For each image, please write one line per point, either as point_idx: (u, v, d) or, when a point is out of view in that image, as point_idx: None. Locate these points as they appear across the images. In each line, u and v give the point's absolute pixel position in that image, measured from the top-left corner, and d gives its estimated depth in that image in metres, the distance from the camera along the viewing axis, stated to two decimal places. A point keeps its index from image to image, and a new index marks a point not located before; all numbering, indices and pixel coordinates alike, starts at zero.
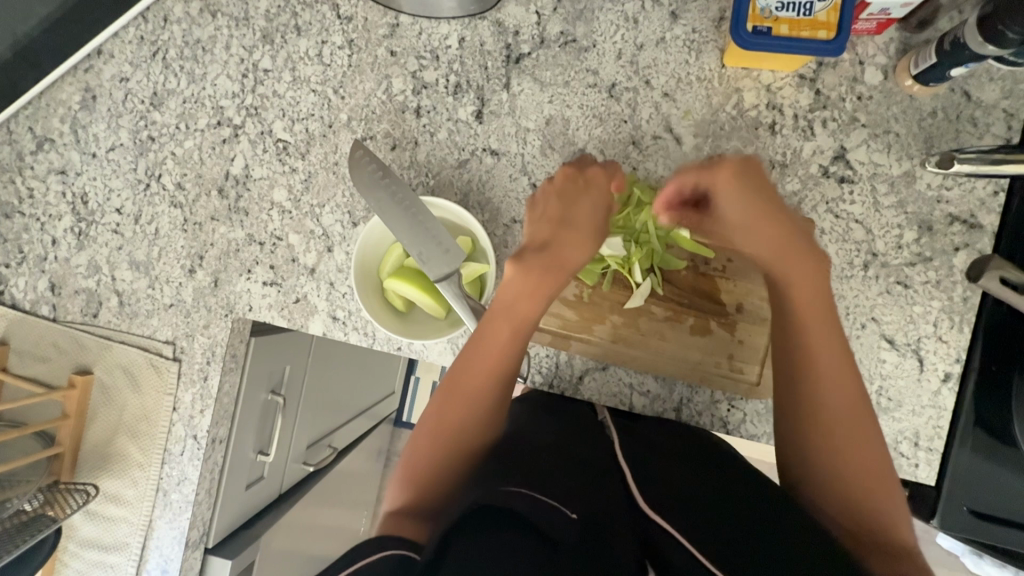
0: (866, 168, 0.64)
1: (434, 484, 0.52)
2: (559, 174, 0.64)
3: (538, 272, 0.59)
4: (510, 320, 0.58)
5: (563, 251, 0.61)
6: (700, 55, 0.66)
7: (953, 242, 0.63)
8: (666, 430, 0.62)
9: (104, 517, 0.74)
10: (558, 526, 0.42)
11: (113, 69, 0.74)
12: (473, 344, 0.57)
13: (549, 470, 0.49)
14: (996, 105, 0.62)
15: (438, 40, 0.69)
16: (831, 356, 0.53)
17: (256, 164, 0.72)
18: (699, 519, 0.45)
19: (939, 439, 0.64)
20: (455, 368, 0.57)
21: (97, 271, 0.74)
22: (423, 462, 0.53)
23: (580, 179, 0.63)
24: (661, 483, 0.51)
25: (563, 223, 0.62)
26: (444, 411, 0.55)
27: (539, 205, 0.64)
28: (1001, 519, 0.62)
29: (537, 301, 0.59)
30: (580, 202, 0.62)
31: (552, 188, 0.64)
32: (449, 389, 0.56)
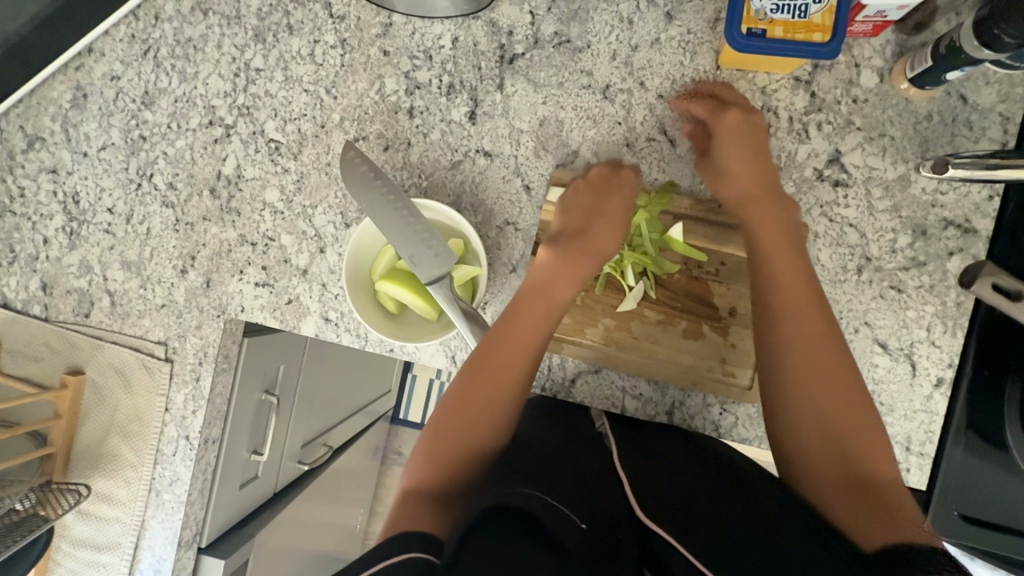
0: (861, 172, 0.64)
1: (449, 465, 0.52)
2: (594, 169, 0.65)
3: (572, 257, 0.62)
4: (542, 302, 0.59)
5: (598, 240, 0.63)
6: (695, 56, 0.65)
7: (947, 246, 0.63)
8: (662, 436, 0.61)
9: (96, 517, 0.74)
10: (566, 534, 0.44)
11: (104, 67, 0.74)
12: (502, 324, 0.57)
13: (552, 478, 0.52)
14: (992, 109, 0.62)
15: (431, 40, 0.69)
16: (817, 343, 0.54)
17: (248, 164, 0.72)
18: (697, 525, 0.46)
19: (931, 444, 0.63)
20: (484, 347, 0.56)
21: (89, 271, 0.74)
22: (445, 442, 0.53)
23: (615, 174, 0.64)
24: (660, 492, 0.51)
25: (598, 213, 0.63)
26: (467, 390, 0.54)
27: (570, 199, 0.65)
28: (987, 522, 0.63)
29: (571, 283, 0.61)
30: (614, 199, 0.64)
31: (587, 182, 0.65)
32: (474, 367, 0.55)
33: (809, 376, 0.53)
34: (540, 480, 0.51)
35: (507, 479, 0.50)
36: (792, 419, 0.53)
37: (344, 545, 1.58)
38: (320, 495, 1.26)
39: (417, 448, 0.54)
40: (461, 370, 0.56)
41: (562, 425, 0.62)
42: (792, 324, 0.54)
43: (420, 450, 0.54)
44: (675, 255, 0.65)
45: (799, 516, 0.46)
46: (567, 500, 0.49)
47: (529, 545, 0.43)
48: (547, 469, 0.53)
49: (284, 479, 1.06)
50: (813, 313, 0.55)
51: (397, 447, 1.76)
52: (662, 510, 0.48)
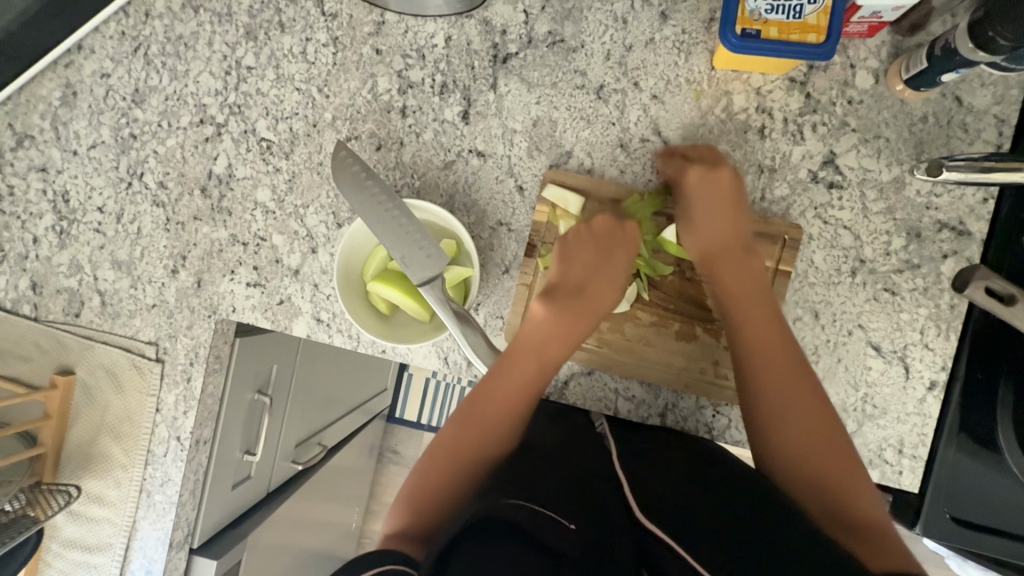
0: (855, 174, 0.63)
1: (442, 498, 0.55)
2: (597, 220, 0.64)
3: (568, 318, 0.61)
4: (532, 364, 0.59)
5: (595, 298, 0.62)
6: (690, 56, 0.65)
7: (941, 249, 0.63)
8: (662, 437, 0.62)
9: (87, 518, 0.74)
10: (559, 538, 0.44)
11: (94, 65, 0.73)
12: (488, 383, 0.59)
13: (545, 479, 0.52)
14: (987, 111, 0.61)
15: (424, 39, 0.68)
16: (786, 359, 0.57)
17: (239, 164, 0.71)
18: (692, 529, 0.47)
19: (923, 447, 0.63)
20: (468, 407, 0.58)
21: (79, 270, 0.73)
22: (425, 496, 0.55)
23: (618, 228, 0.63)
24: (657, 496, 0.52)
25: (597, 271, 0.62)
26: (454, 443, 0.57)
27: (570, 247, 0.63)
28: (981, 526, 0.62)
29: (565, 347, 0.60)
30: (615, 253, 0.62)
31: (590, 233, 0.63)
32: (459, 423, 0.58)
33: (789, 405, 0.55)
34: (532, 481, 0.51)
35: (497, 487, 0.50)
36: (774, 446, 0.55)
37: (339, 543, 1.58)
38: (316, 494, 1.26)
39: (399, 493, 0.56)
40: (449, 424, 0.59)
41: (559, 432, 0.63)
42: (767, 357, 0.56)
43: (404, 493, 0.56)
44: (669, 257, 0.65)
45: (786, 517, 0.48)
46: (561, 501, 0.49)
47: (517, 547, 0.43)
48: (543, 471, 0.53)
49: (278, 479, 1.06)
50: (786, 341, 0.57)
51: (393, 446, 1.76)
52: (661, 515, 0.49)
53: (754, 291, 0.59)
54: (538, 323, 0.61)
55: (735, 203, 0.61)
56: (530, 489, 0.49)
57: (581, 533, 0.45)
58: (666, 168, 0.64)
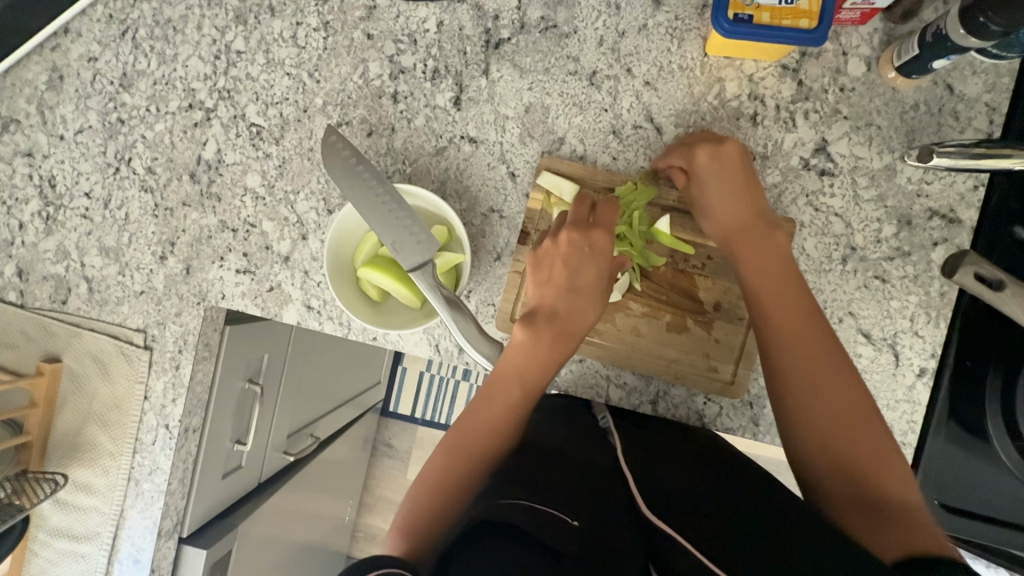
0: (847, 161, 0.63)
1: (435, 514, 0.53)
2: (561, 237, 0.60)
3: (548, 341, 0.59)
4: (513, 387, 0.59)
5: (573, 318, 0.60)
6: (682, 43, 0.65)
7: (932, 237, 0.63)
8: (671, 426, 0.64)
9: (74, 507, 0.73)
10: (562, 538, 0.43)
11: (81, 48, 0.72)
12: (473, 410, 0.59)
13: (550, 480, 0.51)
14: (978, 99, 0.62)
15: (416, 24, 0.68)
16: (798, 330, 0.54)
17: (228, 149, 0.70)
18: (695, 520, 0.46)
19: (912, 433, 0.63)
20: (456, 430, 0.59)
21: (65, 257, 0.73)
22: (414, 521, 0.54)
23: (585, 242, 0.60)
24: (658, 484, 0.52)
25: (572, 288, 0.60)
26: (446, 468, 0.56)
27: (543, 268, 0.61)
28: (973, 513, 0.63)
29: (546, 370, 0.59)
30: (586, 267, 0.60)
31: (555, 251, 0.60)
32: (447, 446, 0.58)
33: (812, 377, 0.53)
34: (537, 482, 0.50)
35: (502, 489, 0.49)
36: (791, 418, 0.53)
37: (332, 537, 1.58)
38: (309, 486, 1.26)
39: (395, 519, 0.56)
40: (437, 449, 0.59)
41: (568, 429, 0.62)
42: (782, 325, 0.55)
43: (401, 510, 0.56)
44: (662, 248, 0.64)
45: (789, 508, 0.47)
46: (563, 498, 0.48)
47: (512, 542, 0.42)
48: (550, 471, 0.52)
49: (269, 470, 1.05)
50: (800, 310, 0.55)
51: (386, 439, 1.76)
52: (664, 506, 0.48)
53: (764, 260, 0.58)
54: (520, 343, 0.60)
55: (740, 172, 0.60)
56: (535, 490, 0.49)
57: (584, 531, 0.45)
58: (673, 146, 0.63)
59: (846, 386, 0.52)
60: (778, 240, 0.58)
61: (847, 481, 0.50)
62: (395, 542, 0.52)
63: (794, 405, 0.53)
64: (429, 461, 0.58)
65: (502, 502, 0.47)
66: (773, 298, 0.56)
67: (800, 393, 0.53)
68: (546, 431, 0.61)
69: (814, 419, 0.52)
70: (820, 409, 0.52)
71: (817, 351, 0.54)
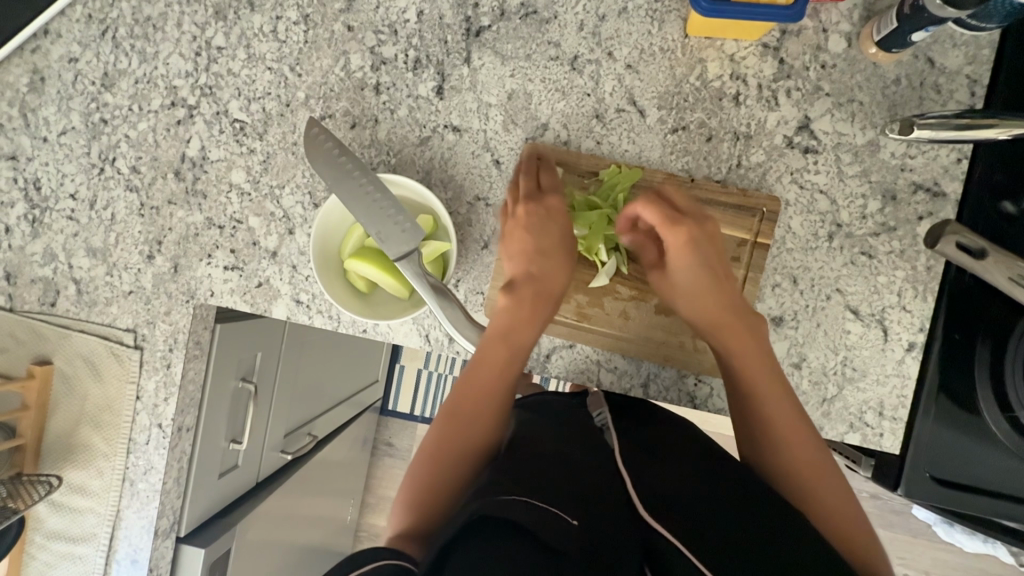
0: (830, 138, 0.63)
1: (435, 496, 0.57)
2: (518, 210, 0.63)
3: (528, 304, 0.62)
4: (498, 353, 0.61)
5: (548, 278, 0.63)
6: (663, 25, 0.64)
7: (917, 211, 0.63)
8: (669, 427, 0.64)
9: (70, 510, 0.73)
10: (561, 537, 0.43)
11: (61, 49, 0.71)
12: (463, 389, 0.62)
13: (547, 478, 0.49)
14: (959, 71, 0.62)
15: (396, 14, 0.68)
16: (786, 414, 0.57)
17: (212, 145, 0.70)
18: (699, 526, 0.46)
19: (903, 408, 0.64)
20: (449, 406, 0.62)
21: (53, 259, 0.72)
22: (419, 503, 0.57)
23: (541, 208, 0.63)
24: (657, 487, 0.52)
25: (545, 256, 0.63)
26: (441, 448, 0.59)
27: (510, 241, 0.63)
28: (970, 488, 0.62)
29: (531, 330, 0.62)
30: (548, 229, 0.63)
31: (517, 224, 0.63)
32: (443, 427, 0.61)
33: (806, 448, 0.56)
34: (533, 479, 0.49)
35: (497, 484, 0.49)
36: (782, 474, 0.57)
37: (334, 538, 1.58)
38: (308, 486, 1.25)
39: (395, 504, 0.59)
40: (432, 432, 0.61)
41: (564, 427, 0.62)
42: (782, 419, 0.57)
43: (400, 494, 0.59)
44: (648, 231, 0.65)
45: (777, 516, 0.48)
46: (563, 493, 0.47)
47: (511, 543, 0.42)
48: (548, 469, 0.51)
49: (266, 470, 1.05)
50: (785, 396, 0.58)
51: (386, 438, 1.76)
52: (664, 509, 0.48)
53: (759, 355, 0.59)
54: (502, 308, 0.62)
55: (717, 264, 0.62)
56: (530, 486, 0.47)
57: (584, 530, 0.44)
58: (671, 193, 0.62)
59: (820, 453, 0.57)
60: (762, 336, 0.60)
61: (830, 516, 0.55)
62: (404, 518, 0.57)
63: (781, 471, 0.57)
64: (425, 443, 0.61)
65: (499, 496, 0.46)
66: (771, 394, 0.58)
67: (789, 466, 0.57)
68: (545, 427, 0.62)
69: (797, 462, 0.56)
70: (803, 469, 0.56)
71: (797, 425, 0.57)
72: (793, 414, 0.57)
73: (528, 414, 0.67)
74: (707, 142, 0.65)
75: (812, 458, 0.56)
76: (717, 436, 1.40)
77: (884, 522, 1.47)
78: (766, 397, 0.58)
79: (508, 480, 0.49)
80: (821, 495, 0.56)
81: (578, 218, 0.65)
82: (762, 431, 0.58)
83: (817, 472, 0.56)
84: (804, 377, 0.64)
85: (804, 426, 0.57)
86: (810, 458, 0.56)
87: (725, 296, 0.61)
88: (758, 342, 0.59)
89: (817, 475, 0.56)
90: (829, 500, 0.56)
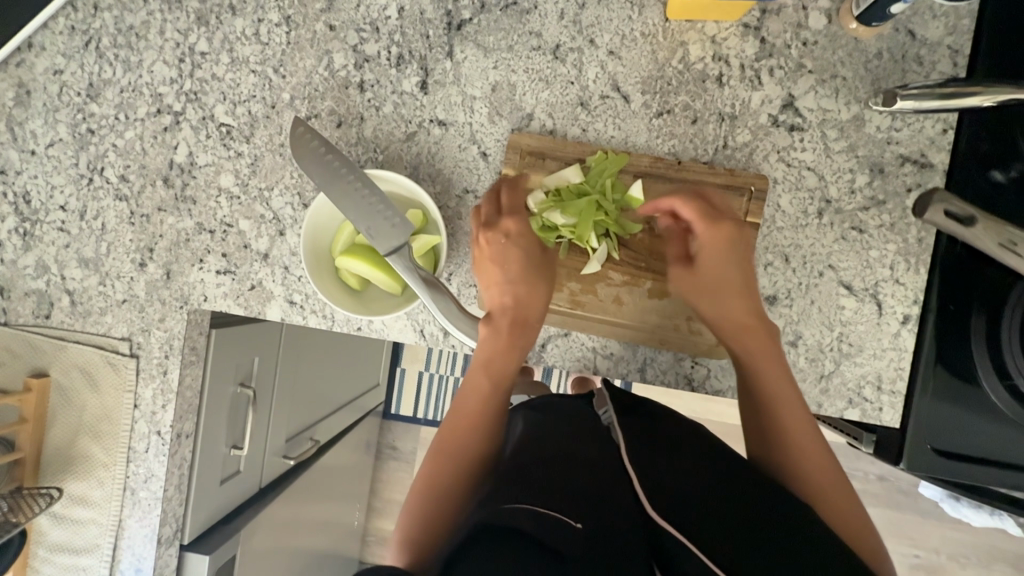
0: (815, 115, 0.63)
1: (432, 525, 0.57)
2: (480, 240, 0.63)
3: (507, 332, 0.62)
4: (483, 383, 0.62)
5: (525, 304, 0.62)
6: (643, 10, 0.65)
7: (905, 183, 0.63)
8: (669, 421, 0.64)
9: (73, 521, 0.73)
10: (564, 541, 0.43)
11: (46, 62, 0.72)
12: (451, 421, 0.62)
13: (553, 483, 0.49)
14: (941, 42, 0.62)
15: (377, 12, 0.68)
16: (797, 410, 0.57)
17: (200, 151, 0.70)
18: (705, 521, 0.46)
19: (901, 381, 0.64)
20: (438, 437, 0.62)
21: (45, 271, 0.72)
22: (414, 535, 0.57)
23: (500, 235, 0.63)
24: (664, 479, 0.51)
25: (517, 279, 0.62)
26: (431, 479, 0.60)
27: (483, 270, 0.64)
28: (972, 459, 0.61)
29: (513, 357, 0.62)
30: (513, 255, 0.63)
31: (483, 252, 0.64)
32: (435, 458, 0.60)
33: (808, 435, 0.57)
34: (540, 485, 0.49)
35: (505, 492, 0.49)
36: (792, 466, 0.56)
37: (340, 544, 1.57)
38: (312, 491, 1.25)
39: (393, 538, 0.59)
40: (425, 462, 0.62)
41: (571, 427, 0.62)
42: (793, 411, 0.57)
43: (398, 529, 0.59)
44: (638, 215, 0.64)
45: (776, 509, 0.48)
46: (568, 500, 0.47)
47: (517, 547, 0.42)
48: (552, 472, 0.51)
49: (269, 476, 1.05)
50: (794, 391, 0.58)
51: (390, 442, 1.75)
52: (672, 501, 0.48)
53: (776, 357, 0.59)
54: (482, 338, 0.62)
55: (746, 271, 0.61)
56: (536, 493, 0.48)
57: (587, 532, 0.44)
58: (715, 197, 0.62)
59: (821, 445, 0.57)
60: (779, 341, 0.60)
61: (842, 512, 0.54)
62: (399, 553, 0.56)
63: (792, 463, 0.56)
64: (415, 477, 0.61)
65: (506, 505, 0.46)
66: (786, 392, 0.58)
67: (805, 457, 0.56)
68: (551, 428, 0.62)
69: (806, 456, 0.56)
70: (812, 465, 0.56)
71: (802, 412, 0.57)
72: (801, 410, 0.57)
73: (532, 415, 0.68)
74: (693, 124, 0.65)
75: (812, 446, 0.56)
76: (720, 422, 1.40)
77: (892, 504, 1.46)
78: (775, 389, 0.58)
79: (513, 488, 0.49)
80: (828, 483, 0.55)
81: (566, 206, 0.63)
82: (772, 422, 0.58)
83: (824, 460, 0.57)
84: (801, 355, 0.64)
85: (805, 414, 0.57)
86: (813, 449, 0.56)
87: (749, 302, 0.60)
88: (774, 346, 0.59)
89: (820, 466, 0.56)
90: (837, 495, 0.55)
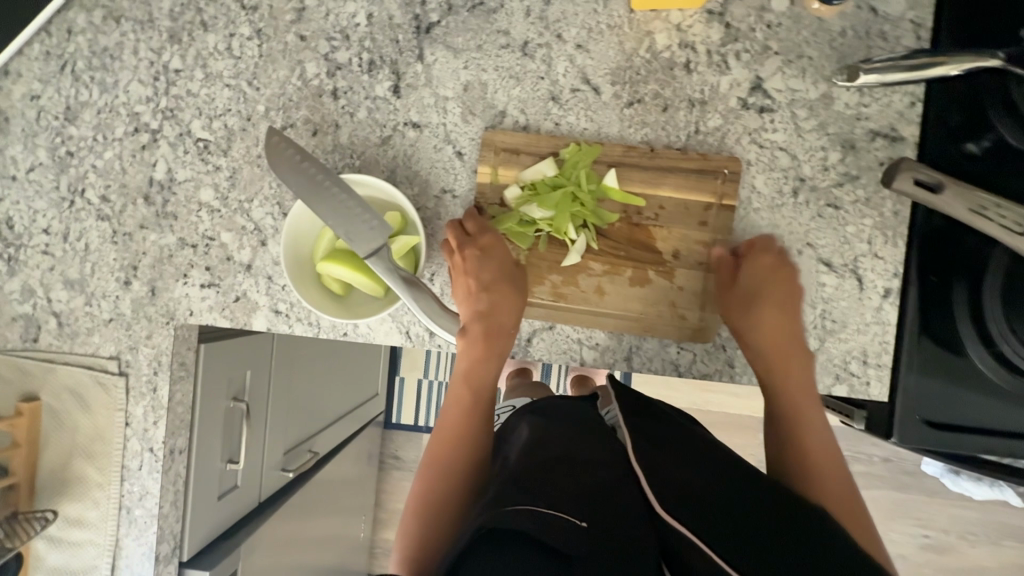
0: (784, 96, 0.64)
1: (431, 535, 0.59)
2: (454, 256, 0.64)
3: (482, 342, 0.64)
4: (466, 394, 0.65)
5: (498, 314, 0.63)
6: (608, 3, 0.65)
7: (878, 157, 0.63)
8: (665, 415, 0.64)
9: (69, 544, 0.73)
10: (568, 540, 0.43)
11: (23, 88, 0.72)
12: (440, 433, 0.65)
13: (555, 483, 0.49)
14: (903, 17, 0.63)
15: (347, 20, 0.69)
16: (811, 404, 0.61)
17: (178, 166, 0.71)
18: (706, 512, 0.46)
19: (887, 355, 0.63)
20: (428, 450, 0.64)
21: (31, 295, 0.73)
22: (413, 545, 0.59)
23: (474, 249, 0.64)
24: (664, 471, 0.51)
25: (491, 290, 0.63)
26: (425, 491, 0.62)
27: (459, 285, 0.65)
28: (961, 428, 0.61)
29: (490, 367, 0.64)
30: (485, 267, 0.63)
31: (459, 267, 0.64)
32: (423, 470, 0.63)
33: (811, 427, 0.61)
34: (540, 484, 0.49)
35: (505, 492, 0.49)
36: (794, 451, 0.61)
37: (348, 557, 1.56)
38: (314, 504, 1.25)
39: (394, 554, 0.61)
40: (421, 475, 0.63)
41: (571, 430, 0.62)
42: (815, 413, 0.61)
43: (398, 544, 0.61)
44: (615, 205, 0.65)
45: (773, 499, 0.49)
46: (570, 500, 0.47)
47: (519, 548, 0.43)
48: (552, 473, 0.51)
49: (269, 491, 1.05)
50: (807, 394, 0.61)
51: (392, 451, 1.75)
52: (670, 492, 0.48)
53: (800, 363, 0.61)
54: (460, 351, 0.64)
55: (790, 290, 0.62)
56: (537, 494, 0.47)
57: (590, 531, 0.44)
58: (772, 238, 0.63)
59: (824, 439, 0.61)
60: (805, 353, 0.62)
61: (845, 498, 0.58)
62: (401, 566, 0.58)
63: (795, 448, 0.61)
64: (410, 494, 0.63)
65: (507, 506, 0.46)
66: (801, 395, 0.61)
67: (816, 447, 0.60)
68: (550, 432, 0.62)
69: (806, 443, 0.60)
70: (818, 455, 0.60)
71: (805, 405, 0.61)
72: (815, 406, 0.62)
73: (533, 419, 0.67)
74: (664, 111, 0.65)
75: (824, 444, 0.61)
76: (721, 412, 1.40)
77: (899, 485, 1.46)
78: (790, 388, 0.61)
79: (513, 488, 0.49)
80: (831, 475, 0.59)
81: (543, 199, 0.63)
82: (794, 420, 0.61)
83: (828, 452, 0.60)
84: None
85: (812, 411, 0.61)
86: (818, 442, 0.61)
87: (787, 317, 0.62)
88: (797, 353, 0.62)
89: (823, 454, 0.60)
90: (840, 487, 0.58)
